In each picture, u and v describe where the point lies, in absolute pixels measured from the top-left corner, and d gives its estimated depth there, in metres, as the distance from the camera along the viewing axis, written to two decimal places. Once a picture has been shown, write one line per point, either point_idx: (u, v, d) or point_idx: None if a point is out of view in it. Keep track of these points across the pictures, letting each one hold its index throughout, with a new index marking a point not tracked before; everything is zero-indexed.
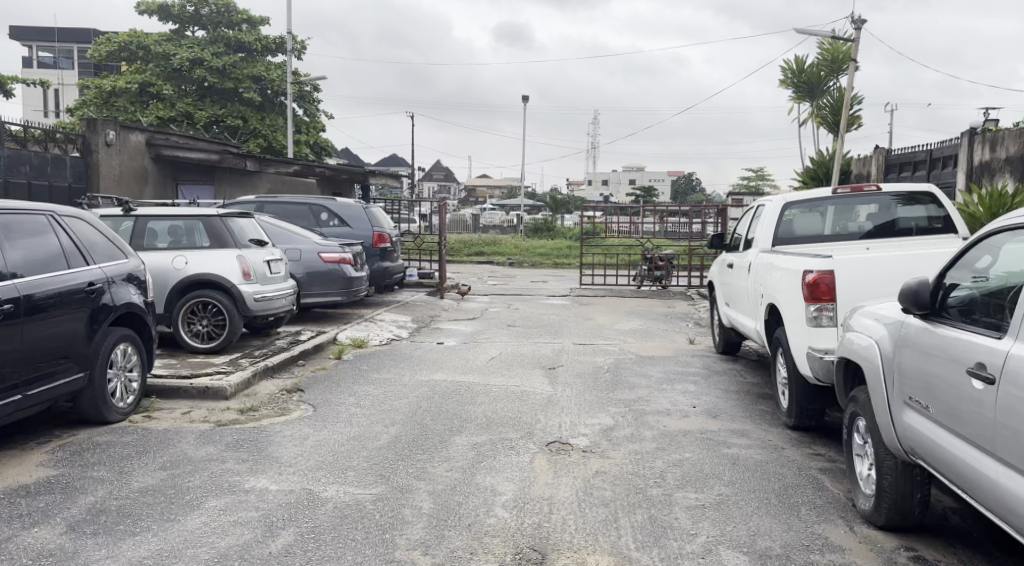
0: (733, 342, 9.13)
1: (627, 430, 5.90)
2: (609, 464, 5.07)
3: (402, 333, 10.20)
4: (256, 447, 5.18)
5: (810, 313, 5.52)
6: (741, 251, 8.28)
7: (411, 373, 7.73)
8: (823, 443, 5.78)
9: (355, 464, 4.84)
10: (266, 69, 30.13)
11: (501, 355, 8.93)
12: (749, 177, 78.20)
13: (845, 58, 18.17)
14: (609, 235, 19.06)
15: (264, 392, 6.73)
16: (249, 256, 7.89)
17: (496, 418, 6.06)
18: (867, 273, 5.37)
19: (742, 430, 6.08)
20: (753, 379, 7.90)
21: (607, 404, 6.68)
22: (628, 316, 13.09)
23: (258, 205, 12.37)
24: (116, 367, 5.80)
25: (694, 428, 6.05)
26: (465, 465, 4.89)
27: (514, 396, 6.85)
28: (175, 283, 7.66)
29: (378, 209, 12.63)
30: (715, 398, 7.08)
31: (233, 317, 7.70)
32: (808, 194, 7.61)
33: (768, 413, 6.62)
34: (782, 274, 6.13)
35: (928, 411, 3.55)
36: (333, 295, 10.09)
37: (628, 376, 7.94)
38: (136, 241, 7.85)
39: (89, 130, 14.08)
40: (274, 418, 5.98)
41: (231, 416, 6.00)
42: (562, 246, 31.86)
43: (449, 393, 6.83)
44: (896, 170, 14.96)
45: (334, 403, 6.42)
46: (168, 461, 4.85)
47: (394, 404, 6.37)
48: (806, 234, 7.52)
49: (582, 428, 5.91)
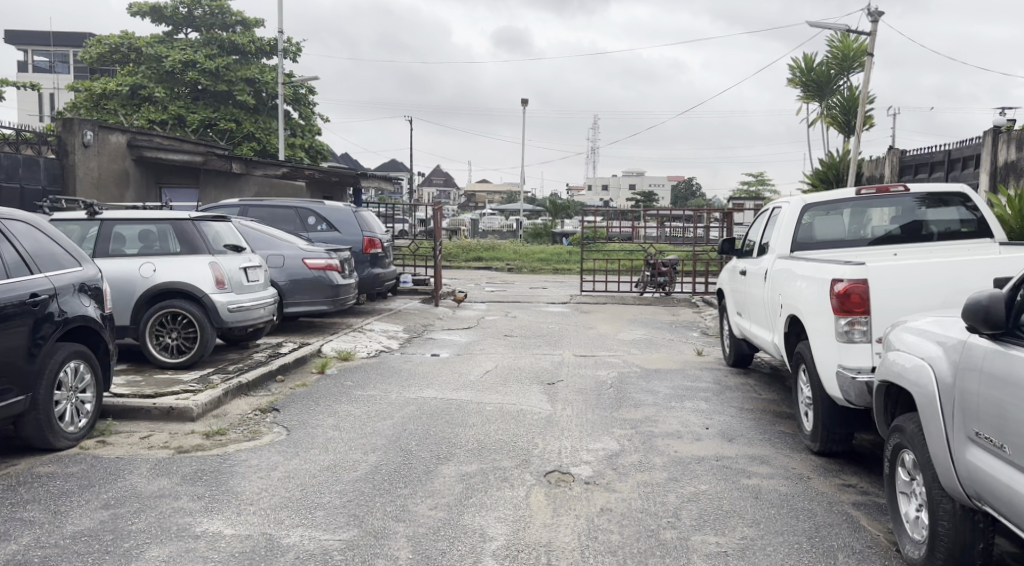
0: (744, 354, 8.54)
1: (634, 457, 5.30)
2: (615, 499, 4.47)
3: (392, 344, 9.61)
4: (216, 480, 4.58)
5: (840, 327, 4.94)
6: (755, 257, 7.69)
7: (399, 389, 7.13)
8: (852, 472, 5.18)
9: (325, 501, 4.24)
10: (259, 71, 29.63)
11: (496, 368, 8.33)
12: (749, 181, 77.57)
13: (856, 56, 17.58)
14: (610, 240, 18.45)
15: (235, 412, 6.14)
16: (223, 263, 7.32)
17: (489, 442, 5.47)
18: (905, 281, 4.78)
19: (761, 456, 5.48)
20: (769, 396, 7.31)
21: (611, 426, 6.08)
22: (632, 325, 12.47)
23: (241, 209, 11.81)
24: (65, 388, 5.16)
25: (708, 455, 5.45)
26: (452, 502, 4.28)
27: (508, 416, 6.24)
28: (143, 292, 7.07)
29: (369, 213, 12.05)
30: (729, 418, 6.48)
31: (205, 329, 7.10)
32: (829, 195, 6.99)
33: (788, 436, 6.02)
34: (806, 282, 5.55)
35: (1003, 450, 2.93)
36: (319, 304, 9.49)
37: (633, 393, 7.34)
38: (102, 246, 7.23)
39: (65, 130, 13.49)
40: (241, 443, 5.39)
41: (194, 441, 5.41)
42: (563, 251, 31.18)
43: (438, 414, 6.23)
44: (912, 171, 14.38)
45: (310, 425, 5.82)
46: (113, 498, 4.24)
47: (377, 427, 5.77)
48: (828, 239, 6.92)
49: (583, 454, 5.30)
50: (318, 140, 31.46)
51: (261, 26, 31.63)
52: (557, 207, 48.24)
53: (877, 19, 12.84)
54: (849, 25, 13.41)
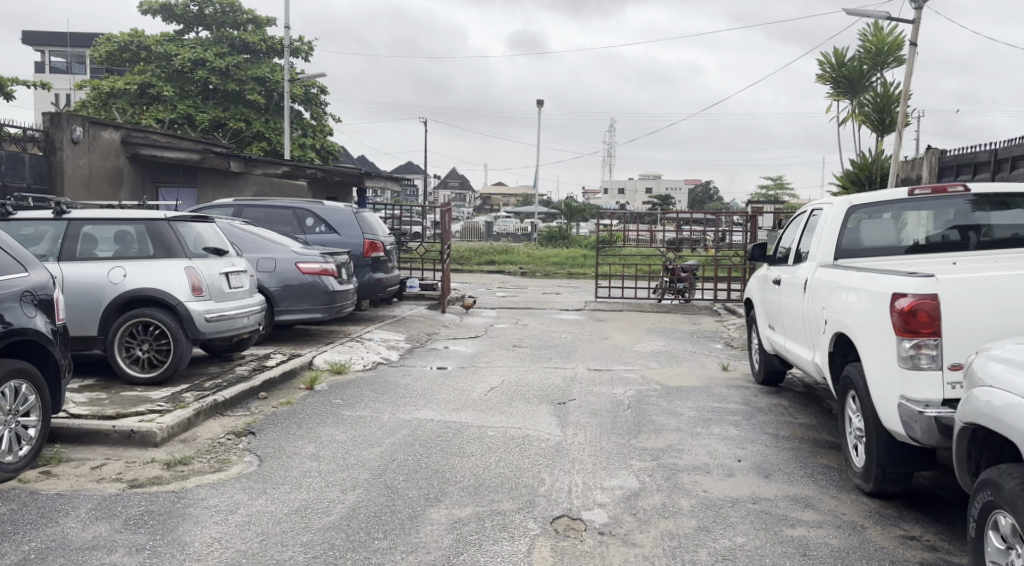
0: (776, 370, 7.75)
1: (656, 498, 4.55)
2: (635, 556, 3.72)
3: (391, 356, 8.90)
4: (163, 526, 3.88)
5: (903, 351, 4.16)
6: (791, 264, 6.92)
7: (393, 409, 6.42)
8: (914, 520, 4.41)
9: (286, 557, 3.53)
10: (270, 70, 29.19)
11: (502, 384, 7.59)
12: (769, 185, 76.29)
13: (891, 50, 16.56)
14: (627, 244, 17.63)
15: (206, 437, 5.48)
16: (201, 268, 6.67)
17: (488, 477, 4.75)
18: (980, 300, 4.04)
19: (805, 498, 4.72)
20: (807, 421, 6.51)
21: (629, 457, 5.33)
22: (650, 335, 11.67)
23: (236, 209, 11.23)
24: (3, 412, 4.45)
25: (742, 496, 4.69)
26: (439, 560, 3.55)
27: (511, 444, 5.50)
28: (112, 299, 6.42)
29: (370, 214, 11.39)
30: (763, 448, 5.71)
31: (179, 340, 6.45)
32: (877, 194, 6.18)
33: (833, 472, 5.23)
34: (858, 295, 4.77)
35: None
36: (313, 311, 8.82)
37: (653, 415, 6.58)
38: (69, 247, 6.56)
39: (53, 126, 13.08)
40: (204, 476, 4.71)
41: (152, 473, 4.74)
42: (578, 254, 30.45)
43: (434, 440, 5.51)
44: (952, 172, 13.46)
45: (286, 454, 5.14)
46: (34, 550, 3.54)
47: (362, 457, 5.06)
48: (876, 245, 6.11)
49: (597, 494, 4.55)
50: (329, 141, 30.93)
51: (273, 25, 31.19)
52: (573, 209, 47.39)
53: (921, 7, 11.91)
54: (888, 14, 12.47)
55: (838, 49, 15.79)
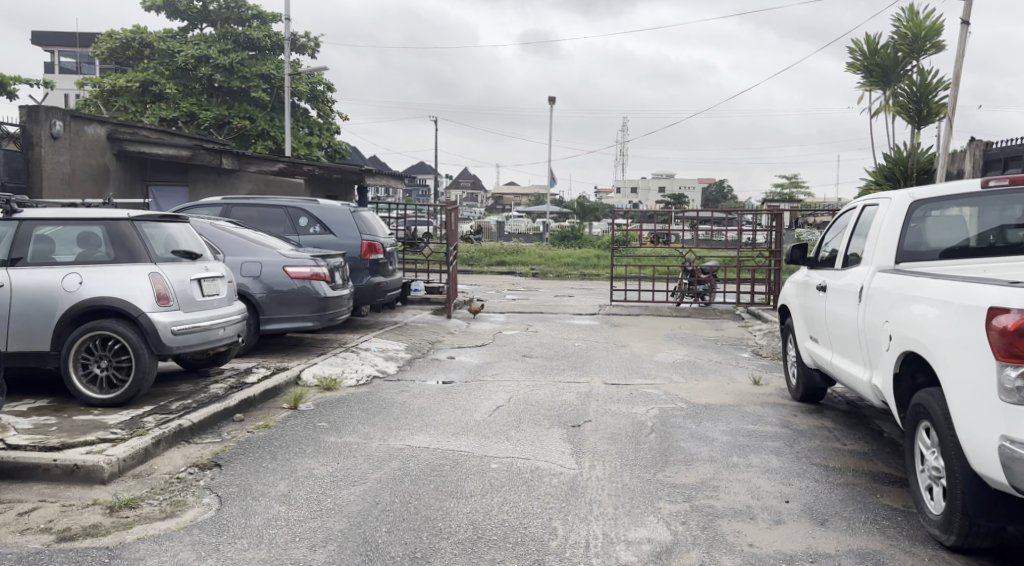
0: (816, 387, 6.90)
1: (691, 555, 3.74)
2: None
3: (389, 368, 8.12)
4: None
5: (1008, 381, 3.31)
6: (838, 269, 6.04)
7: (384, 435, 5.64)
8: None
9: None
10: (275, 67, 28.57)
11: (510, 402, 6.81)
12: (785, 184, 74.92)
13: (928, 35, 15.54)
14: (643, 244, 16.75)
15: (164, 471, 4.73)
16: (168, 274, 5.93)
17: (490, 527, 3.96)
18: None
19: (873, 554, 3.88)
20: (859, 449, 5.66)
21: (656, 498, 4.52)
22: (671, 342, 10.82)
23: (224, 208, 10.51)
24: None
25: (796, 552, 3.86)
26: None
27: (518, 480, 4.71)
28: (65, 309, 5.67)
29: (369, 214, 10.64)
30: (812, 484, 4.88)
31: (140, 357, 5.70)
32: (944, 186, 5.26)
33: (902, 517, 4.38)
34: (937, 308, 3.94)
35: None
36: (303, 319, 8.05)
37: (681, 440, 5.76)
38: (18, 251, 5.80)
39: (31, 119, 12.51)
40: (150, 524, 3.94)
41: (90, 520, 3.98)
42: (592, 254, 29.63)
43: (427, 475, 4.72)
44: (1000, 165, 12.46)
45: (252, 493, 4.38)
46: None
47: (342, 499, 4.28)
48: (947, 245, 5.19)
49: (619, 550, 3.75)
50: (335, 140, 30.29)
51: (278, 22, 30.54)
52: (585, 209, 46.36)
53: None
54: None
55: (871, 36, 14.83)
